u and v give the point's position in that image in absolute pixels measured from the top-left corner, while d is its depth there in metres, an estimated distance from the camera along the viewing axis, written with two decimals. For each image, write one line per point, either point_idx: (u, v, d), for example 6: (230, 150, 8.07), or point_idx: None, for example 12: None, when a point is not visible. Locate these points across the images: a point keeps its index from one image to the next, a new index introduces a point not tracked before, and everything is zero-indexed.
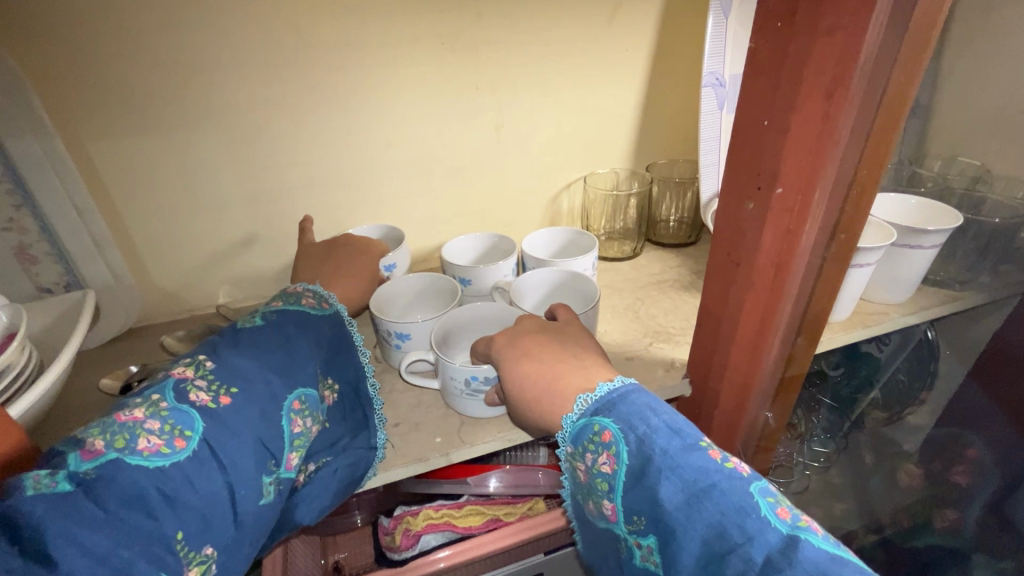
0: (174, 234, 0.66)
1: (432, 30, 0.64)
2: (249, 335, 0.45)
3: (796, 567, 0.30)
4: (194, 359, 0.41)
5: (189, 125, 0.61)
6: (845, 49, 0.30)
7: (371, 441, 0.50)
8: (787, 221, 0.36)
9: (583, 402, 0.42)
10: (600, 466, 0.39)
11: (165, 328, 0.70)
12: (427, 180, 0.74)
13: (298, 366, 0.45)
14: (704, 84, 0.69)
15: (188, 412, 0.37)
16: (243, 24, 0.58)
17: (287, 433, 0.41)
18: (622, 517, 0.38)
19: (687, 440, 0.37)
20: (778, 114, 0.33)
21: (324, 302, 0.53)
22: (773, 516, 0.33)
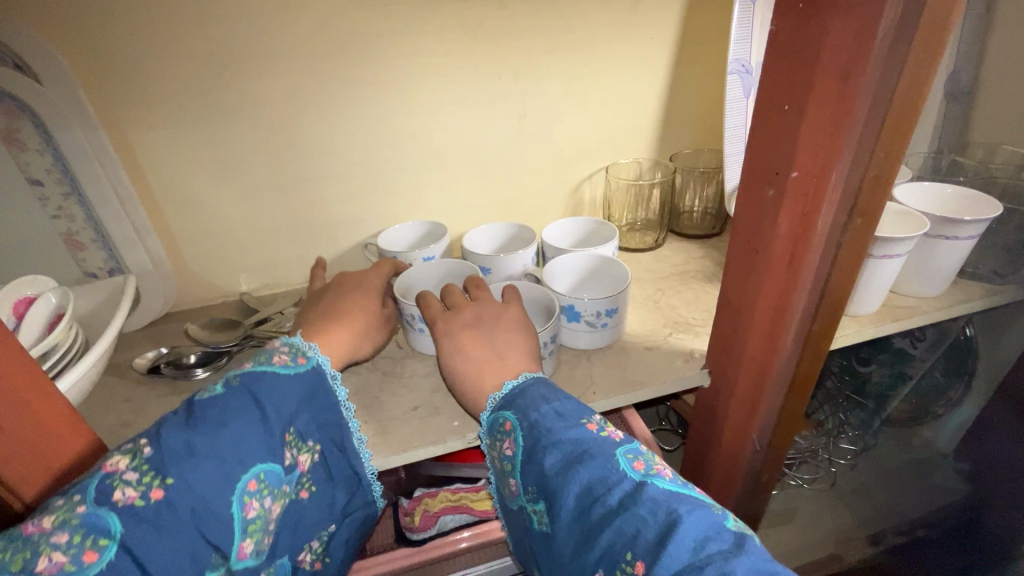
0: (208, 222, 0.69)
1: (454, 21, 0.65)
2: (208, 412, 0.39)
3: (639, 506, 0.34)
4: (134, 445, 0.38)
5: (221, 116, 0.63)
6: (864, 21, 0.29)
7: (366, 496, 0.51)
8: (803, 205, 0.36)
9: (493, 400, 0.45)
10: (503, 450, 0.43)
11: (199, 312, 0.74)
12: (449, 169, 0.75)
13: (258, 439, 0.40)
14: (730, 72, 0.68)
15: (105, 517, 0.34)
16: (273, 19, 0.60)
17: (238, 521, 0.38)
18: (522, 488, 0.41)
19: (570, 420, 0.40)
20: (794, 94, 0.33)
21: (299, 357, 0.48)
22: (628, 468, 0.37)
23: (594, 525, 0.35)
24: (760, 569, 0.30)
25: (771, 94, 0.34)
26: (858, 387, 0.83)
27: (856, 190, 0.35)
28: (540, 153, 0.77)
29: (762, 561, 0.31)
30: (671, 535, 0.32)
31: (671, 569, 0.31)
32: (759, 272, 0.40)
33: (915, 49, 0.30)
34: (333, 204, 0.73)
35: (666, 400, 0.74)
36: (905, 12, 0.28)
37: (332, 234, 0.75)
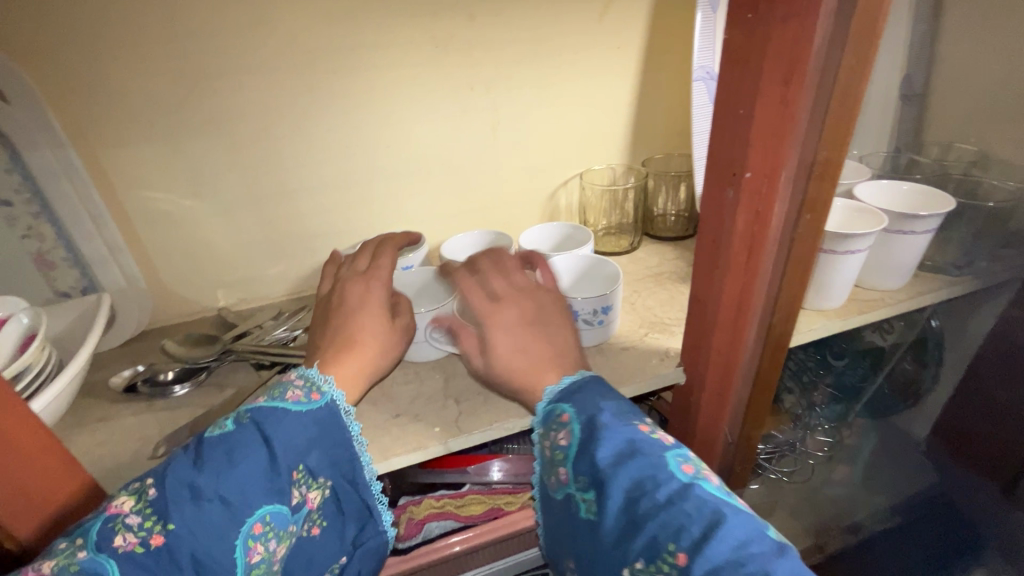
0: (183, 239, 0.69)
1: (425, 35, 0.66)
2: (213, 454, 0.39)
3: (687, 504, 0.36)
4: (141, 485, 0.38)
5: (194, 132, 0.63)
6: (796, 32, 0.31)
7: (378, 528, 0.49)
8: (756, 204, 0.38)
9: (550, 391, 0.47)
10: (557, 440, 0.44)
11: (175, 329, 0.73)
12: (425, 180, 0.76)
13: (263, 478, 0.40)
14: (695, 79, 0.71)
15: (104, 564, 0.34)
16: (245, 35, 0.60)
17: (241, 565, 0.38)
18: (572, 477, 0.42)
19: (625, 417, 0.42)
20: (740, 100, 0.35)
21: (313, 392, 0.47)
22: (676, 469, 0.38)
23: (641, 513, 0.36)
24: (799, 572, 0.33)
25: (719, 98, 0.36)
26: (831, 378, 0.85)
27: (803, 189, 0.37)
28: (515, 161, 0.78)
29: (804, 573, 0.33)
30: (715, 532, 0.34)
31: (712, 561, 0.33)
32: (719, 271, 0.42)
33: (844, 60, 0.32)
34: (310, 216, 0.73)
35: (646, 400, 0.76)
36: (834, 22, 0.31)
37: (310, 246, 0.76)
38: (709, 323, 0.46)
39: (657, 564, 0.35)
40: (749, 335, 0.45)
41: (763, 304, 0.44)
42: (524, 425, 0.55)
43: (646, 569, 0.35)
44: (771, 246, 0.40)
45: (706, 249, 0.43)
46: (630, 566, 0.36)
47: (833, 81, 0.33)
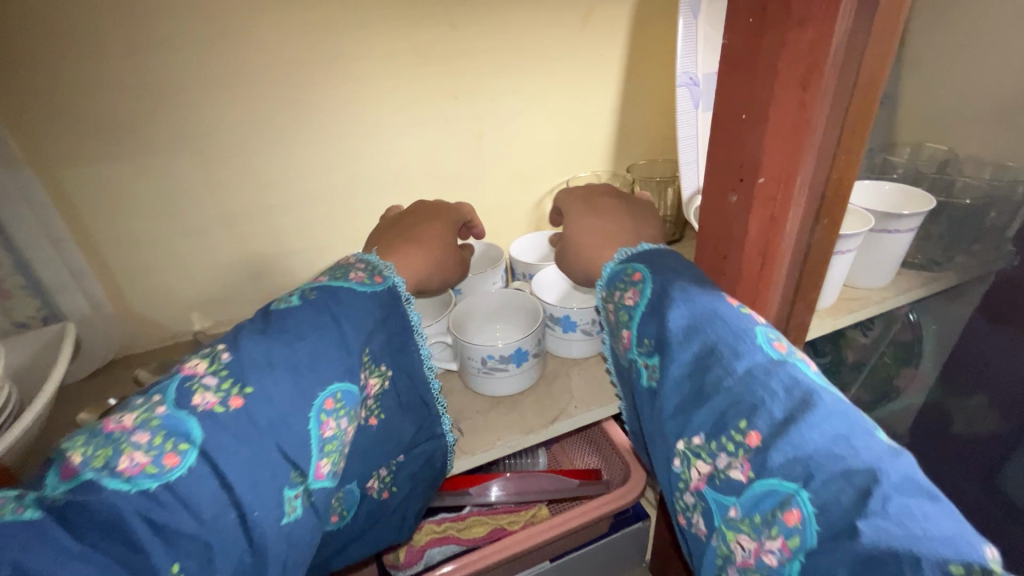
0: (154, 260, 0.65)
1: (408, 43, 0.64)
2: (293, 325, 0.43)
3: (772, 376, 0.36)
4: (211, 352, 0.41)
5: (164, 148, 0.60)
6: (814, 43, 0.31)
7: (434, 431, 0.52)
8: (771, 209, 0.37)
9: (623, 253, 0.52)
10: (626, 301, 0.49)
11: (147, 357, 0.68)
12: (410, 191, 0.74)
13: (335, 356, 0.43)
14: (679, 85, 0.71)
15: (185, 420, 0.35)
16: (218, 44, 0.57)
17: (316, 438, 0.40)
18: (637, 342, 0.46)
19: (707, 289, 0.44)
20: (752, 110, 0.35)
21: (376, 275, 0.51)
22: (766, 347, 0.38)
23: (709, 387, 0.38)
24: (887, 451, 0.31)
25: (730, 107, 0.37)
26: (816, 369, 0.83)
27: (820, 199, 0.37)
28: (501, 170, 0.77)
29: (920, 475, 0.30)
30: (804, 417, 0.33)
31: (794, 449, 0.32)
32: (728, 278, 0.44)
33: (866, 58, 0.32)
34: (289, 232, 0.70)
35: None
36: (855, 24, 0.30)
37: (290, 264, 0.72)
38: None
39: (722, 442, 0.36)
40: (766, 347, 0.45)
41: (780, 316, 0.44)
42: (529, 442, 0.54)
43: (705, 446, 0.37)
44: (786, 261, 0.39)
45: (715, 255, 0.45)
46: (688, 439, 0.39)
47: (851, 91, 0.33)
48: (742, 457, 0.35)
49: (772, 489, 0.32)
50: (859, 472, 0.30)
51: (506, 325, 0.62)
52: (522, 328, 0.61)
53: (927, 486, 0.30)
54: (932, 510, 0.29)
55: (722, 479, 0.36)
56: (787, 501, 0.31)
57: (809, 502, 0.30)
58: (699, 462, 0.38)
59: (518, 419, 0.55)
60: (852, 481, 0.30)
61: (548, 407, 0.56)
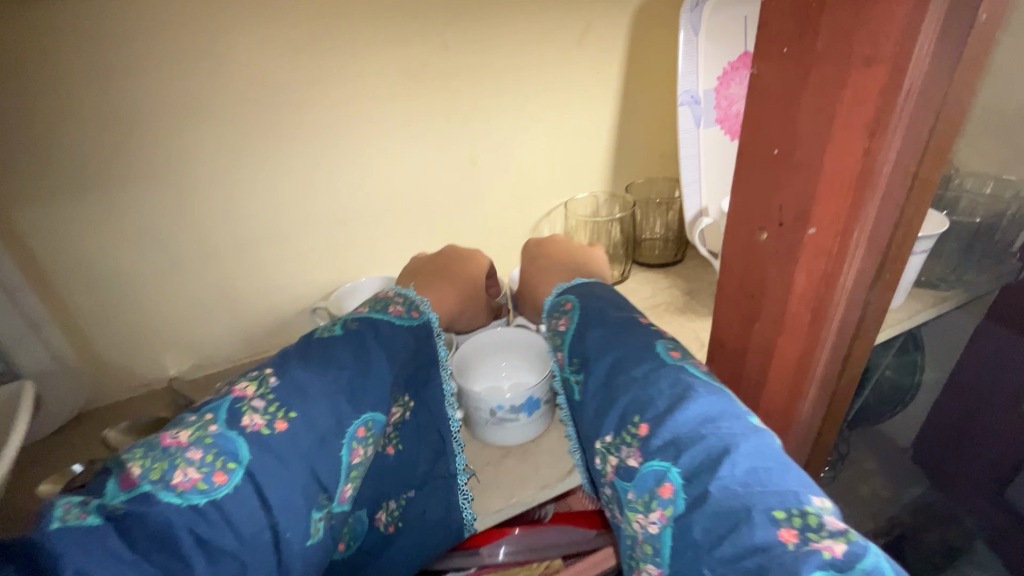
0: (124, 304, 0.59)
1: (396, 65, 0.60)
2: (337, 354, 0.44)
3: (662, 376, 0.42)
4: (260, 374, 0.42)
5: (131, 182, 0.55)
6: (888, 79, 0.28)
7: (451, 468, 0.50)
8: (825, 263, 0.34)
9: (558, 286, 0.58)
10: (558, 325, 0.53)
11: (118, 410, 0.62)
12: (401, 220, 0.69)
13: (369, 387, 0.44)
14: (681, 103, 0.69)
15: (234, 440, 0.37)
16: (189, 70, 0.53)
17: (344, 464, 0.41)
18: (568, 360, 0.50)
19: (624, 312, 0.50)
20: (800, 148, 0.32)
21: (413, 311, 0.53)
22: (663, 355, 0.44)
23: (617, 390, 0.43)
24: (750, 432, 0.37)
25: (771, 143, 0.34)
26: None
27: (883, 247, 0.34)
28: (497, 194, 0.73)
29: (773, 449, 0.37)
30: (680, 406, 0.39)
31: (674, 431, 0.38)
32: (762, 324, 0.40)
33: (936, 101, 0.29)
34: (272, 267, 0.65)
35: None
36: (929, 64, 0.27)
37: (273, 301, 0.67)
38: (756, 386, 0.43)
39: (623, 436, 0.41)
40: (811, 400, 0.41)
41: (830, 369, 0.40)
42: (544, 498, 0.50)
43: (614, 441, 0.42)
44: (841, 310, 0.36)
45: (745, 299, 0.41)
46: (603, 439, 0.43)
47: (930, 130, 0.30)
48: (635, 447, 0.40)
49: (655, 469, 0.38)
50: (717, 445, 0.36)
51: (514, 363, 0.58)
52: (531, 367, 0.57)
53: (773, 453, 0.36)
54: (777, 475, 0.35)
55: (625, 468, 0.40)
56: (663, 477, 0.37)
57: (678, 475, 0.36)
58: (611, 457, 0.42)
59: (531, 471, 0.51)
60: (712, 453, 0.36)
61: (562, 456, 0.52)
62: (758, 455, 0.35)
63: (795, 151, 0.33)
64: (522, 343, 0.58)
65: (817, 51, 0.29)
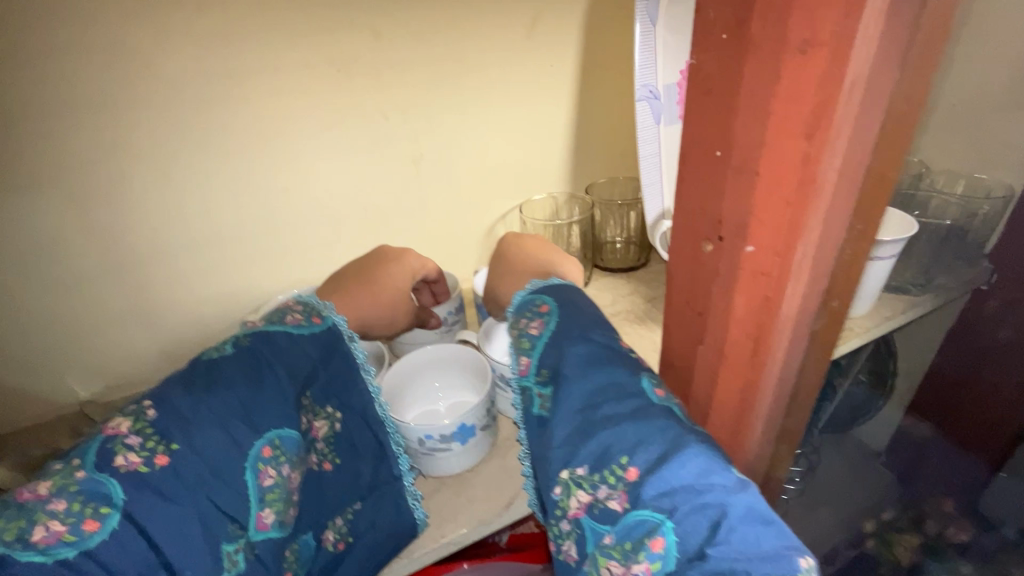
0: (22, 322, 0.54)
1: (322, 56, 0.55)
2: (227, 374, 0.37)
3: (651, 420, 0.36)
4: (138, 406, 0.35)
5: (18, 189, 0.49)
6: (824, 77, 0.24)
7: (395, 471, 0.45)
8: (764, 286, 0.30)
9: (533, 283, 0.50)
10: (529, 328, 0.46)
11: (22, 438, 0.57)
12: (339, 225, 0.64)
13: (270, 405, 0.38)
14: (638, 98, 0.64)
15: (106, 483, 0.32)
16: (78, 62, 0.47)
17: (253, 490, 0.35)
18: (533, 369, 0.44)
19: (603, 326, 0.44)
20: (740, 153, 0.28)
21: (314, 317, 0.43)
22: (647, 390, 0.39)
23: (600, 423, 0.37)
24: (747, 499, 0.33)
25: (710, 145, 0.30)
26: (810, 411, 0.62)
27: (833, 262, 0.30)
28: (445, 196, 0.68)
29: (760, 508, 0.34)
30: (673, 457, 0.34)
31: (665, 484, 0.34)
32: (707, 345, 0.36)
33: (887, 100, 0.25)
34: (194, 279, 0.60)
35: None
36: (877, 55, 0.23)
37: (197, 315, 0.62)
38: (705, 410, 0.39)
39: (603, 475, 0.36)
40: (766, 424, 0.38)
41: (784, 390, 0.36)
42: (478, 535, 0.46)
43: (589, 477, 0.37)
44: (785, 334, 0.32)
45: (690, 315, 0.37)
46: (573, 470, 0.38)
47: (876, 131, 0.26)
48: (619, 490, 0.35)
49: (644, 520, 0.33)
50: (713, 506, 0.33)
51: (449, 383, 0.54)
52: (468, 387, 0.54)
53: (767, 514, 0.34)
54: (770, 541, 0.32)
55: (601, 510, 0.36)
56: (653, 531, 0.33)
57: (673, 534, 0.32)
58: (581, 492, 0.37)
59: (467, 504, 0.46)
60: (709, 517, 0.32)
61: (503, 486, 0.48)
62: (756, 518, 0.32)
63: (732, 157, 0.29)
64: (460, 365, 0.54)
65: (755, 41, 0.25)
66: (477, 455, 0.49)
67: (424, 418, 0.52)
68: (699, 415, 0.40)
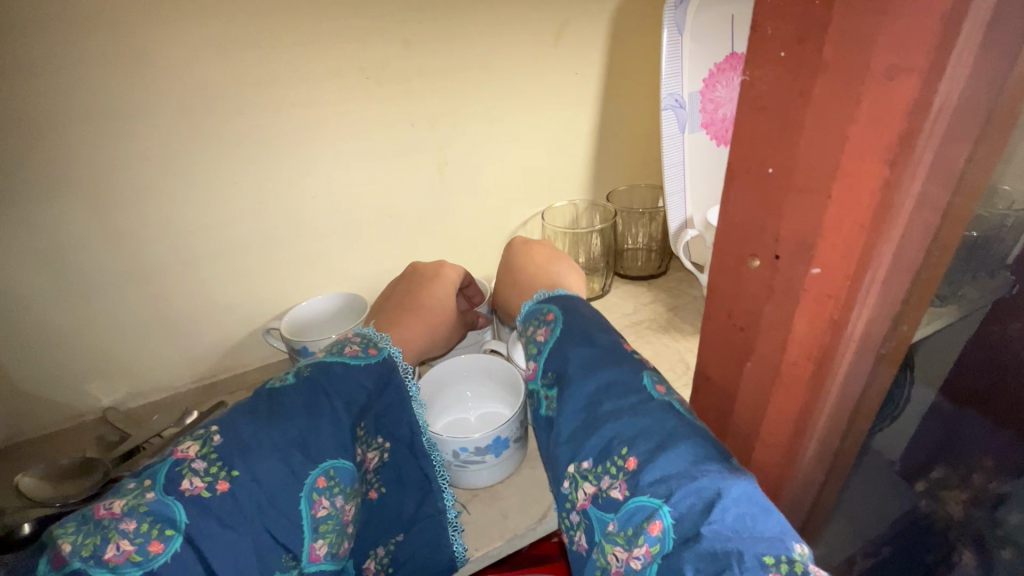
0: (49, 329, 0.53)
1: (351, 64, 0.55)
2: (288, 403, 0.38)
3: (650, 412, 0.35)
4: (205, 430, 0.36)
5: (47, 197, 0.49)
6: (916, 100, 0.25)
7: (439, 504, 0.44)
8: (832, 308, 0.31)
9: (542, 293, 0.51)
10: (537, 335, 0.46)
11: (45, 445, 0.56)
12: (363, 233, 0.64)
13: (326, 433, 0.38)
14: (664, 107, 0.64)
15: (175, 505, 0.32)
16: (110, 69, 0.47)
17: (307, 520, 0.35)
18: (541, 372, 0.44)
19: (609, 331, 0.44)
20: (802, 172, 0.28)
21: (370, 348, 0.45)
22: (649, 386, 0.37)
23: (602, 415, 0.36)
24: (749, 486, 0.31)
25: (763, 162, 0.30)
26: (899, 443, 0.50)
27: (908, 280, 0.31)
28: (468, 204, 0.68)
29: (760, 494, 0.31)
30: (671, 445, 0.33)
31: (664, 470, 0.32)
32: (754, 362, 0.35)
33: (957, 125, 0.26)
34: (219, 286, 0.60)
35: None
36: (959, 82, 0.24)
37: (220, 323, 0.61)
38: (747, 427, 0.39)
39: (605, 466, 0.34)
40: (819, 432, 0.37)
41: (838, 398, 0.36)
42: (513, 547, 0.45)
43: (593, 469, 0.35)
44: (849, 350, 0.33)
45: (732, 331, 0.36)
46: (578, 464, 0.36)
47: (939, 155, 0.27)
48: (620, 479, 0.33)
49: (642, 506, 0.32)
50: (709, 488, 0.31)
51: (479, 392, 0.55)
52: (497, 396, 0.54)
53: (763, 500, 0.31)
54: (769, 525, 0.30)
55: (603, 500, 0.34)
56: (651, 514, 0.31)
57: (672, 518, 0.30)
58: (586, 485, 0.35)
59: (500, 517, 0.46)
60: (704, 497, 0.31)
61: (535, 498, 0.47)
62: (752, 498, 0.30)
63: (791, 174, 0.28)
64: (489, 375, 0.54)
65: (821, 58, 0.25)
66: (508, 466, 0.49)
67: (452, 428, 0.52)
68: (741, 432, 0.39)
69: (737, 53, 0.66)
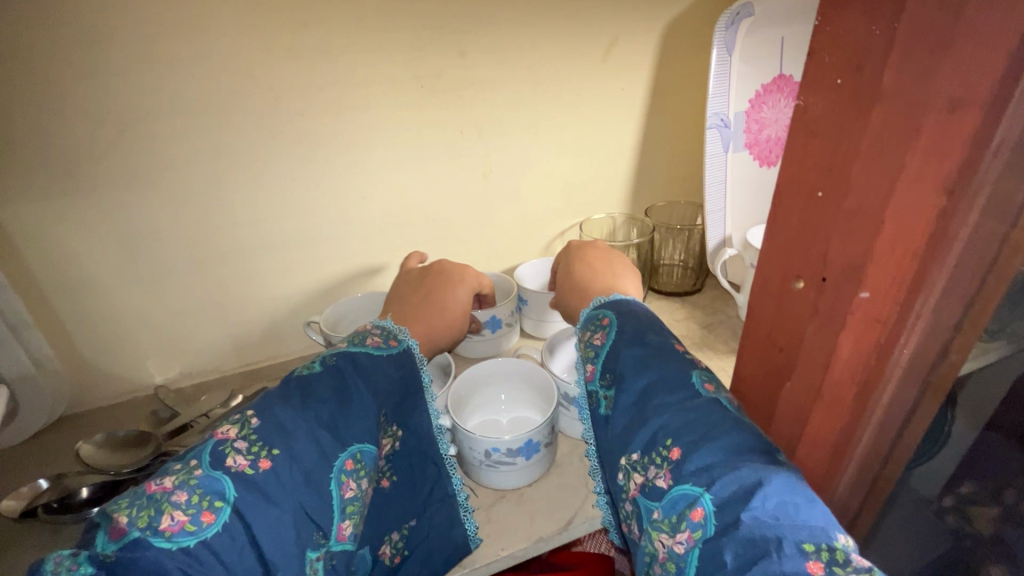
0: (115, 306, 0.57)
1: (409, 73, 0.57)
2: (318, 389, 0.39)
3: (694, 408, 0.35)
4: (242, 415, 0.37)
5: (125, 185, 0.53)
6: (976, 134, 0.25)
7: (447, 489, 0.46)
8: (877, 336, 0.32)
9: (598, 300, 0.49)
10: (593, 339, 0.45)
11: (101, 418, 0.60)
12: (407, 234, 0.66)
13: (354, 419, 0.39)
14: (710, 126, 0.65)
15: (221, 479, 0.33)
16: (189, 69, 0.50)
17: (337, 500, 0.37)
18: (599, 374, 0.43)
19: (660, 329, 0.43)
20: (849, 196, 0.29)
21: (391, 339, 0.47)
22: (698, 383, 0.37)
23: (650, 409, 0.36)
24: (794, 484, 0.31)
25: (813, 185, 0.30)
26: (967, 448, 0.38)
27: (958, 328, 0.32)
28: (508, 211, 0.70)
29: (802, 483, 0.31)
30: (706, 438, 0.33)
31: (708, 457, 0.32)
32: (793, 384, 0.36)
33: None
34: (269, 277, 0.62)
35: None
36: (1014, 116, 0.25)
37: (268, 312, 0.65)
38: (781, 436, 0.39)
39: (651, 456, 0.35)
40: (858, 447, 0.37)
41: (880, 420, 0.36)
42: (542, 550, 0.46)
43: (641, 460, 0.35)
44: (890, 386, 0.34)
45: (771, 351, 0.37)
46: (628, 455, 0.36)
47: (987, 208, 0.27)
48: (665, 469, 0.34)
49: (685, 493, 0.32)
50: (749, 476, 0.31)
51: (512, 397, 0.56)
52: (528, 402, 0.56)
53: (807, 490, 0.31)
54: (813, 516, 0.29)
55: (650, 489, 0.34)
56: (693, 501, 0.31)
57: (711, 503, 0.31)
58: (636, 475, 0.35)
59: (527, 520, 0.47)
60: (743, 484, 0.31)
61: (563, 504, 0.48)
62: (791, 485, 0.30)
63: (843, 197, 0.29)
64: (520, 378, 0.55)
65: (882, 88, 0.26)
66: (536, 471, 0.49)
67: (482, 432, 0.54)
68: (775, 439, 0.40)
69: (786, 75, 0.65)
